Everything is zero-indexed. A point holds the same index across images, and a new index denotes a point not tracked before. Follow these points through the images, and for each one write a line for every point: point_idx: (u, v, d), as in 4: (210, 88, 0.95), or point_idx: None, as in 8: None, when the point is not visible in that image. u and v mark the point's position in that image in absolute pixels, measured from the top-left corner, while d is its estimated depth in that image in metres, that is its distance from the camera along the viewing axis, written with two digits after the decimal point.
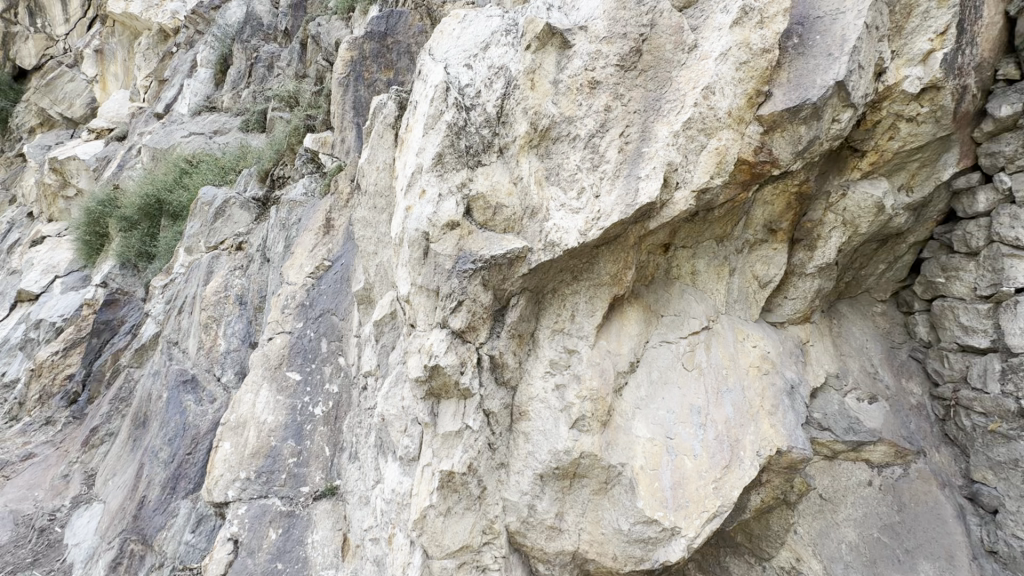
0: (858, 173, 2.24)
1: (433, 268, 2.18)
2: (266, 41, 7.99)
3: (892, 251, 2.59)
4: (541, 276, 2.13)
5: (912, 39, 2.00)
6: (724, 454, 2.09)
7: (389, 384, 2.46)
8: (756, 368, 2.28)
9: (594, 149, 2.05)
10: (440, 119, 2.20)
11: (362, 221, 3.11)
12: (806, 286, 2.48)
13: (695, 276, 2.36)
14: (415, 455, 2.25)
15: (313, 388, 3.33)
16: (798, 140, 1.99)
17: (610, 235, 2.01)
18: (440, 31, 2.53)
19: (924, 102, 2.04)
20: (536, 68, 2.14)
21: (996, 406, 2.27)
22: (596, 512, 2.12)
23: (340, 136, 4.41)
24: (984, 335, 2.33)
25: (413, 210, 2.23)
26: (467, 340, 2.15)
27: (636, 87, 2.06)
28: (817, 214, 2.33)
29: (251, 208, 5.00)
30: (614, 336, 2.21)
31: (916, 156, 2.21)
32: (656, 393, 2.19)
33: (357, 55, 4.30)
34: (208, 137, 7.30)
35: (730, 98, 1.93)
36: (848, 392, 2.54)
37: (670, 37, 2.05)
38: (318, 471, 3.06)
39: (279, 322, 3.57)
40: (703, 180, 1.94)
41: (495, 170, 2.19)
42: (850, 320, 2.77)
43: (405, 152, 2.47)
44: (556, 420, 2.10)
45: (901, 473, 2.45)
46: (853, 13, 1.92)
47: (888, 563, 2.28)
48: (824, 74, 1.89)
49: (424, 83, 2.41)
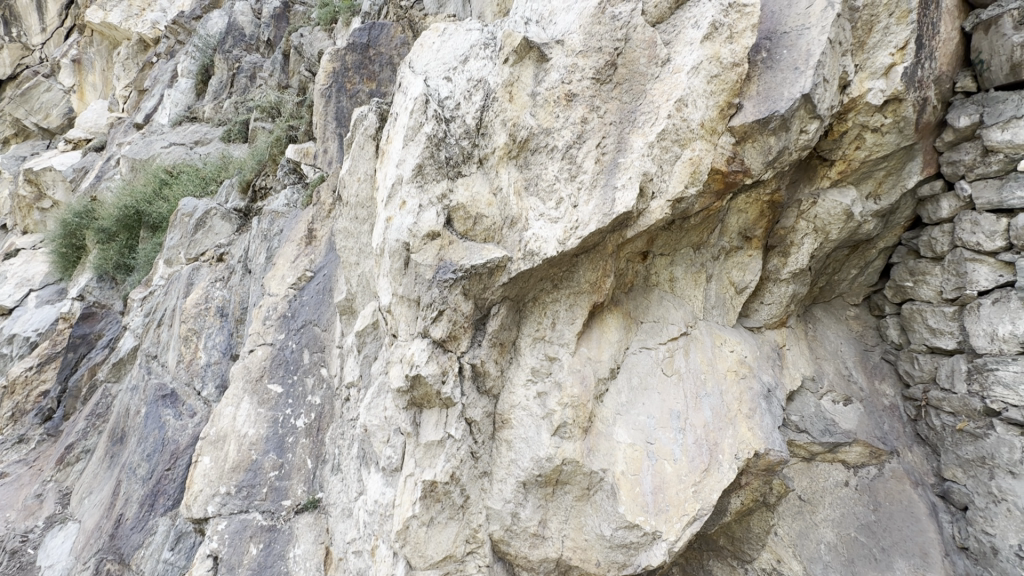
0: (827, 181, 2.31)
1: (414, 278, 2.20)
2: (249, 51, 7.95)
3: (863, 256, 2.67)
4: (522, 285, 2.15)
5: (874, 54, 2.08)
6: (703, 458, 2.12)
7: (371, 395, 2.46)
8: (733, 372, 2.32)
9: (571, 160, 2.09)
10: (420, 130, 2.24)
11: (343, 231, 3.15)
12: (781, 291, 2.55)
13: (673, 283, 2.41)
14: (398, 465, 2.24)
15: (295, 400, 3.30)
16: (768, 150, 2.06)
17: (588, 244, 2.04)
18: (420, 44, 2.57)
19: (887, 114, 2.12)
20: (514, 81, 2.17)
21: (963, 405, 2.33)
22: (579, 518, 2.14)
23: (323, 146, 4.42)
24: (950, 336, 2.40)
25: (393, 220, 2.25)
26: (448, 349, 2.16)
27: (612, 99, 2.11)
28: (789, 221, 2.40)
29: (232, 218, 4.98)
30: (595, 343, 2.24)
31: (882, 165, 2.29)
32: (636, 399, 2.23)
33: (340, 67, 4.32)
34: (189, 148, 7.24)
35: (702, 110, 1.98)
36: (824, 394, 2.60)
37: (644, 51, 2.10)
38: (301, 484, 3.03)
39: (261, 334, 3.54)
40: (678, 189, 1.99)
41: (475, 181, 2.21)
42: (824, 324, 2.85)
43: (386, 164, 2.49)
44: (537, 427, 2.12)
45: (876, 472, 2.51)
46: (817, 29, 1.99)
47: (866, 562, 2.32)
48: (791, 87, 1.96)
49: (405, 95, 2.44)
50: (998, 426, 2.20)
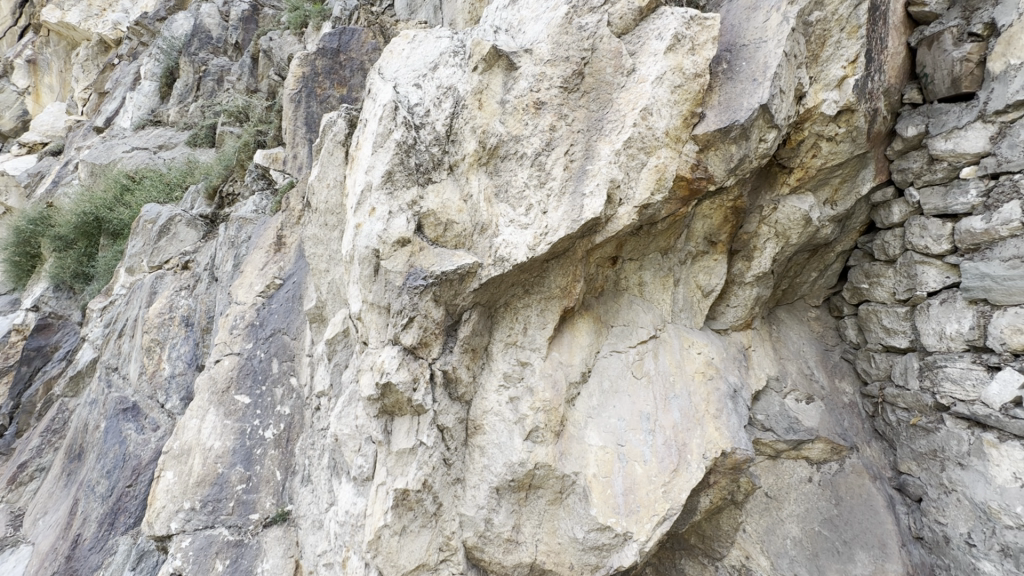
0: (787, 188, 2.40)
1: (384, 285, 2.19)
2: (216, 54, 7.74)
3: (823, 260, 2.78)
4: (493, 291, 2.17)
5: (828, 66, 2.17)
6: (672, 458, 2.16)
7: (342, 404, 2.42)
8: (701, 373, 2.38)
9: (541, 167, 2.12)
10: (390, 137, 2.23)
11: (313, 238, 3.13)
12: (746, 294, 2.62)
13: (642, 287, 2.46)
14: (369, 475, 2.21)
15: (263, 411, 3.23)
16: (730, 158, 2.13)
17: (558, 249, 2.07)
18: (389, 51, 2.58)
19: (841, 123, 2.22)
20: (483, 89, 2.20)
21: (916, 401, 2.43)
22: (552, 522, 2.15)
23: (292, 152, 4.36)
24: (904, 335, 2.51)
25: (363, 227, 2.24)
26: (419, 356, 2.15)
27: (579, 107, 2.15)
28: (752, 226, 2.48)
29: (198, 225, 4.87)
30: (566, 348, 2.27)
31: (837, 172, 2.39)
32: (608, 401, 2.26)
33: (309, 71, 4.26)
34: (152, 153, 7.02)
35: (666, 119, 2.04)
36: (788, 394, 2.68)
37: (610, 61, 2.15)
38: (269, 497, 2.96)
39: (227, 343, 3.44)
40: (645, 196, 2.03)
41: (446, 187, 2.22)
42: (788, 325, 2.95)
43: (355, 171, 2.47)
44: (510, 433, 2.13)
45: (837, 468, 2.60)
46: (774, 42, 2.06)
47: (829, 555, 2.40)
48: (749, 98, 2.03)
49: (374, 102, 2.44)
50: (948, 420, 2.30)
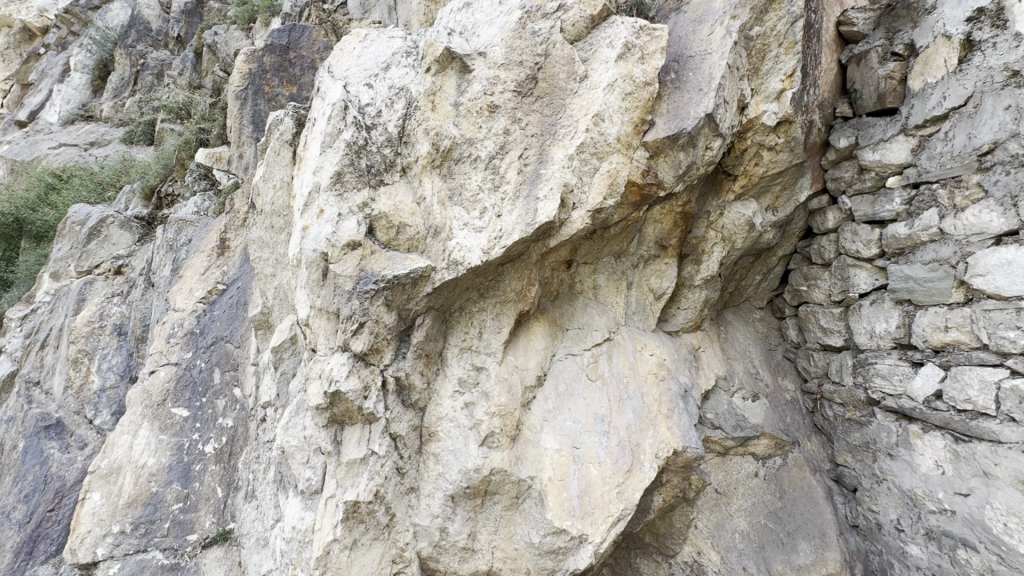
0: (732, 195, 2.49)
1: (333, 289, 2.13)
2: (155, 47, 7.33)
3: (765, 263, 2.91)
4: (447, 295, 2.13)
5: (767, 80, 2.28)
6: (626, 459, 2.19)
7: (289, 414, 2.32)
8: (654, 374, 2.43)
9: (494, 170, 2.11)
10: (339, 137, 2.17)
11: (258, 241, 3.01)
12: (695, 296, 2.70)
13: (596, 291, 2.49)
14: (318, 488, 2.11)
15: (203, 424, 3.05)
16: (679, 164, 2.18)
17: (513, 253, 2.06)
18: (340, 49, 2.52)
19: (780, 134, 2.33)
20: (436, 90, 2.17)
21: (851, 396, 2.58)
22: (508, 528, 2.14)
23: (237, 151, 4.18)
24: (838, 334, 2.65)
25: (310, 230, 2.16)
26: (371, 363, 2.10)
27: (533, 112, 2.16)
28: (700, 231, 2.56)
29: (133, 227, 4.57)
30: (521, 351, 2.27)
31: (778, 180, 2.51)
32: (563, 405, 2.27)
33: (256, 68, 4.08)
34: (83, 150, 6.57)
35: (618, 125, 2.07)
36: (735, 392, 2.76)
37: (563, 67, 2.17)
38: (209, 515, 2.79)
39: (164, 353, 3.24)
40: (598, 201, 2.05)
41: (398, 190, 2.17)
42: (734, 326, 3.05)
43: (302, 172, 2.39)
44: (465, 439, 2.11)
45: (781, 462, 2.71)
46: (718, 54, 2.14)
47: (774, 547, 2.50)
48: (696, 107, 2.09)
49: (323, 101, 2.36)
50: (878, 414, 2.44)
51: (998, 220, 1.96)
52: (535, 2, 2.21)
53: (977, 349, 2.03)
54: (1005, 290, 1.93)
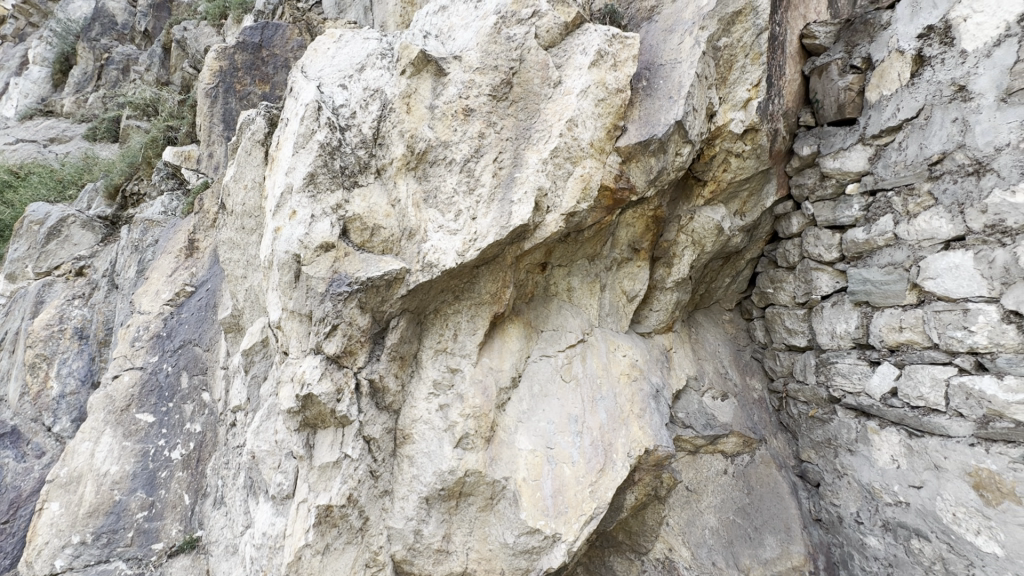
0: (701, 200, 2.56)
1: (305, 291, 2.11)
2: (121, 41, 7.10)
3: (734, 266, 3.00)
4: (422, 297, 2.13)
5: (734, 89, 2.35)
6: (599, 458, 2.22)
7: (259, 419, 2.29)
8: (626, 375, 2.47)
9: (469, 173, 2.13)
10: (312, 137, 2.14)
11: (228, 242, 2.95)
12: (667, 298, 2.76)
13: (570, 293, 2.53)
14: (289, 492, 2.08)
15: (169, 430, 2.97)
16: (650, 169, 2.23)
17: (488, 255, 2.08)
18: (314, 48, 2.51)
19: (746, 141, 2.42)
20: (411, 93, 2.17)
21: (814, 395, 2.68)
22: (482, 529, 2.15)
23: (207, 150, 4.09)
24: (802, 335, 2.75)
25: (282, 231, 2.14)
26: (344, 365, 2.08)
27: (508, 116, 2.18)
28: (672, 234, 2.62)
29: (96, 227, 4.41)
30: (496, 353, 2.29)
31: (745, 186, 2.59)
32: (537, 406, 2.30)
33: (228, 66, 4.00)
34: (42, 147, 6.32)
35: (591, 131, 2.10)
36: (705, 392, 2.83)
37: (537, 72, 2.20)
38: (175, 524, 2.72)
39: (128, 357, 3.14)
40: (571, 205, 2.08)
41: (373, 192, 2.15)
42: (705, 328, 3.13)
43: (274, 172, 2.36)
44: (439, 441, 2.11)
45: (749, 459, 2.79)
46: (687, 63, 2.20)
47: (742, 542, 2.57)
48: (666, 114, 2.15)
49: (296, 101, 2.34)
50: (839, 411, 2.54)
51: (947, 226, 2.06)
52: (511, 7, 2.23)
53: (928, 348, 2.13)
54: (953, 292, 2.03)
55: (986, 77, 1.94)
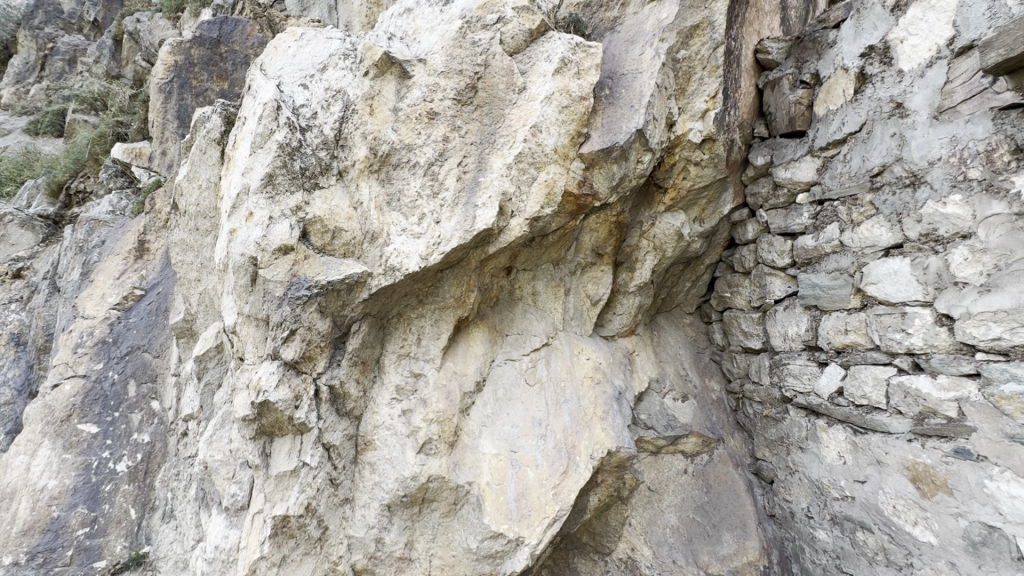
0: (662, 206, 2.62)
1: (262, 295, 2.05)
2: (67, 31, 6.76)
3: (694, 271, 3.09)
4: (384, 301, 2.11)
5: (693, 99, 2.43)
6: (562, 461, 2.24)
7: (212, 428, 2.22)
8: (590, 378, 2.50)
9: (433, 176, 2.12)
10: (270, 138, 2.07)
11: (180, 244, 2.84)
12: (630, 302, 2.81)
13: (535, 297, 2.55)
14: (244, 504, 2.01)
15: (114, 441, 2.82)
16: (612, 176, 2.27)
17: (451, 259, 2.07)
18: (274, 46, 2.45)
19: (704, 151, 2.49)
20: (375, 94, 2.14)
21: (768, 395, 2.78)
22: (446, 535, 2.14)
23: (159, 148, 3.93)
24: (757, 337, 2.86)
25: (238, 233, 2.08)
26: (302, 371, 2.03)
27: (473, 120, 2.18)
28: (634, 240, 2.67)
29: (36, 227, 4.14)
30: (460, 357, 2.28)
31: (704, 194, 2.67)
32: (501, 410, 2.31)
33: (183, 60, 3.85)
34: None
35: (555, 137, 2.13)
36: (667, 394, 2.89)
37: (502, 78, 2.20)
38: (120, 540, 2.59)
39: (69, 364, 2.96)
40: (535, 209, 2.10)
41: (334, 194, 2.12)
42: (667, 331, 3.20)
43: (230, 172, 2.28)
44: (402, 447, 2.09)
45: (708, 458, 2.86)
46: (648, 74, 2.26)
47: (701, 539, 2.64)
48: (628, 122, 2.20)
49: (254, 99, 2.27)
50: (791, 411, 2.65)
51: (887, 234, 2.18)
52: (475, 13, 2.22)
53: (871, 350, 2.25)
54: (892, 297, 2.15)
55: (921, 95, 2.07)
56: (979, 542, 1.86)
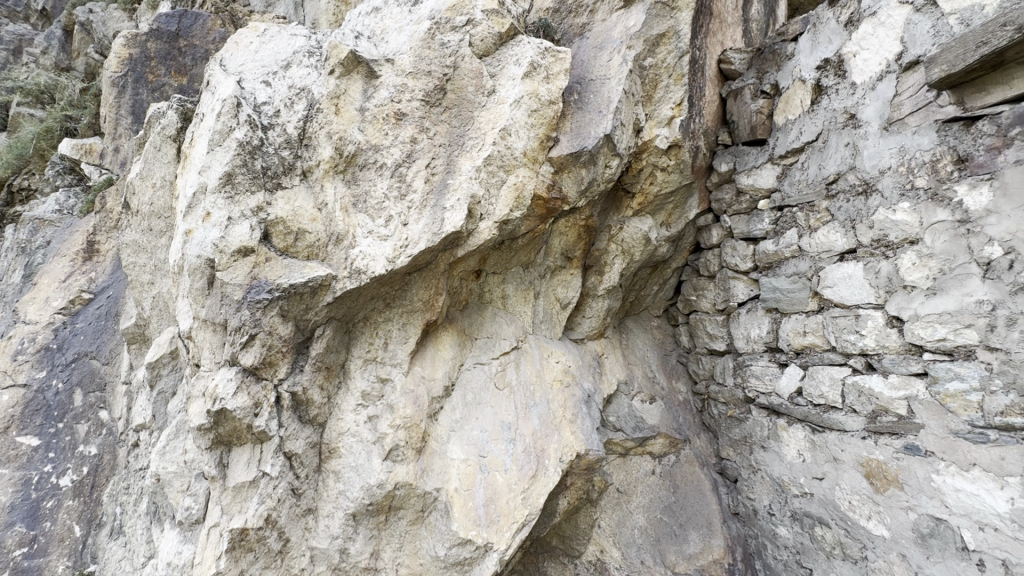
0: (630, 211, 2.66)
1: (220, 299, 1.98)
2: (11, 19, 6.39)
3: (662, 275, 3.14)
4: (350, 305, 2.06)
5: (659, 106, 2.47)
6: (531, 465, 2.23)
7: (166, 438, 2.12)
8: (559, 381, 2.50)
9: (401, 178, 2.09)
10: (230, 135, 1.99)
11: (132, 245, 2.71)
12: (599, 305, 2.83)
13: (505, 300, 2.55)
14: (199, 517, 1.93)
15: (58, 454, 2.65)
16: (581, 180, 2.28)
17: (419, 262, 2.04)
18: (235, 41, 2.37)
19: (670, 157, 2.54)
20: (340, 93, 2.09)
21: (732, 396, 2.86)
22: (413, 543, 2.10)
23: (112, 145, 3.78)
24: (721, 340, 2.93)
25: (194, 234, 2.00)
26: (262, 378, 1.96)
27: (441, 122, 2.17)
28: (602, 243, 2.69)
29: None
30: (428, 362, 2.25)
31: (670, 199, 2.72)
32: (470, 414, 2.28)
33: (138, 54, 3.68)
34: None
35: (524, 140, 2.12)
36: (635, 395, 2.92)
37: (471, 80, 2.19)
38: (63, 559, 2.44)
39: (8, 373, 2.80)
40: (504, 212, 2.09)
41: (298, 194, 2.06)
42: (635, 333, 3.24)
43: (187, 170, 2.19)
44: (368, 454, 2.04)
45: (674, 459, 2.89)
46: (615, 80, 2.29)
47: (668, 539, 2.68)
48: (596, 127, 2.22)
49: (213, 96, 2.20)
50: (754, 411, 2.73)
51: (842, 240, 2.28)
52: (445, 14, 2.19)
53: (828, 350, 2.33)
54: (847, 299, 2.24)
55: (872, 108, 2.17)
56: (928, 534, 1.95)
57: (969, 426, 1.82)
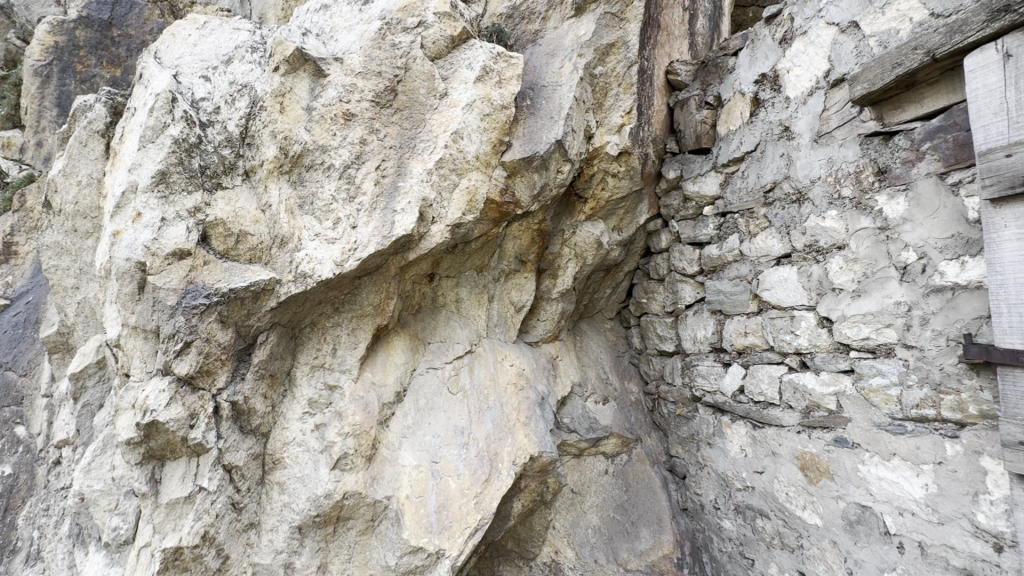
0: (582, 215, 2.70)
1: (151, 304, 1.87)
2: None
3: (614, 278, 3.21)
4: (296, 310, 1.99)
5: (610, 114, 2.53)
6: (484, 469, 2.23)
7: (90, 454, 1.98)
8: (513, 384, 2.51)
9: (350, 180, 2.03)
10: (164, 132, 1.90)
11: (53, 247, 2.50)
12: (553, 308, 2.86)
13: (458, 304, 2.53)
14: (128, 537, 1.82)
15: None
16: (534, 185, 2.31)
17: (369, 265, 2.00)
18: (172, 34, 2.26)
19: (621, 163, 2.60)
20: (285, 91, 2.01)
21: (680, 395, 2.95)
22: (363, 553, 2.05)
23: (34, 138, 3.59)
24: (670, 340, 3.03)
25: (122, 235, 1.88)
26: (199, 388, 1.86)
27: (392, 124, 2.12)
28: (556, 247, 2.73)
29: None
30: (379, 367, 2.20)
31: (621, 204, 2.79)
32: (422, 420, 2.25)
33: (65, 42, 3.43)
34: None
35: (476, 144, 2.12)
36: (588, 397, 2.96)
37: (423, 83, 2.16)
38: None
39: None
40: (456, 215, 2.09)
41: (239, 195, 1.99)
42: (589, 336, 3.28)
43: (115, 169, 2.07)
44: (314, 463, 1.98)
45: (627, 458, 2.95)
46: (566, 87, 2.33)
47: (620, 536, 2.74)
48: (547, 133, 2.25)
49: (146, 89, 2.08)
50: (700, 409, 2.83)
51: (778, 245, 2.40)
52: (395, 15, 2.15)
53: (766, 350, 2.46)
54: (783, 301, 2.37)
55: (803, 121, 2.30)
56: (855, 521, 2.08)
57: (889, 418, 1.96)
